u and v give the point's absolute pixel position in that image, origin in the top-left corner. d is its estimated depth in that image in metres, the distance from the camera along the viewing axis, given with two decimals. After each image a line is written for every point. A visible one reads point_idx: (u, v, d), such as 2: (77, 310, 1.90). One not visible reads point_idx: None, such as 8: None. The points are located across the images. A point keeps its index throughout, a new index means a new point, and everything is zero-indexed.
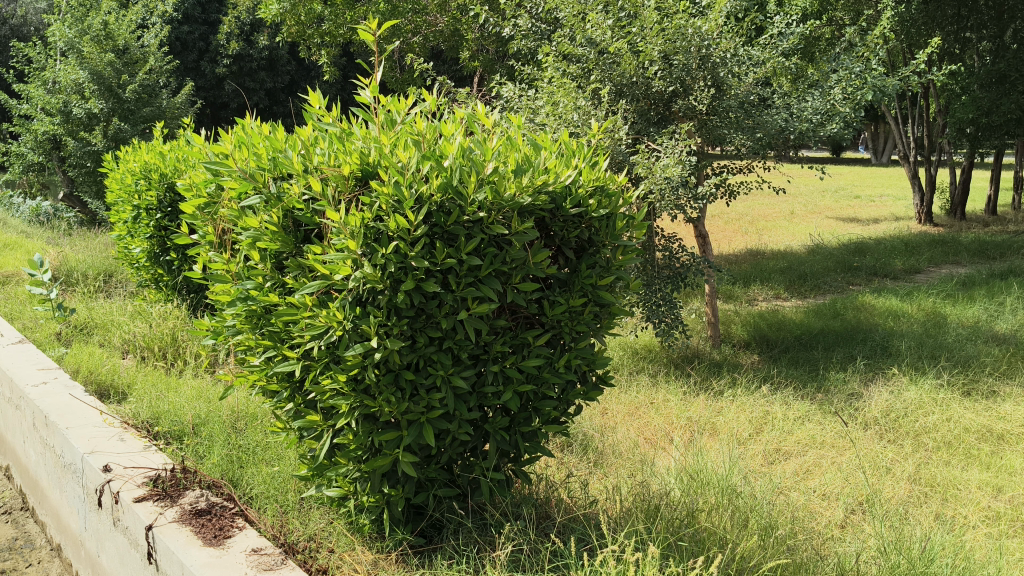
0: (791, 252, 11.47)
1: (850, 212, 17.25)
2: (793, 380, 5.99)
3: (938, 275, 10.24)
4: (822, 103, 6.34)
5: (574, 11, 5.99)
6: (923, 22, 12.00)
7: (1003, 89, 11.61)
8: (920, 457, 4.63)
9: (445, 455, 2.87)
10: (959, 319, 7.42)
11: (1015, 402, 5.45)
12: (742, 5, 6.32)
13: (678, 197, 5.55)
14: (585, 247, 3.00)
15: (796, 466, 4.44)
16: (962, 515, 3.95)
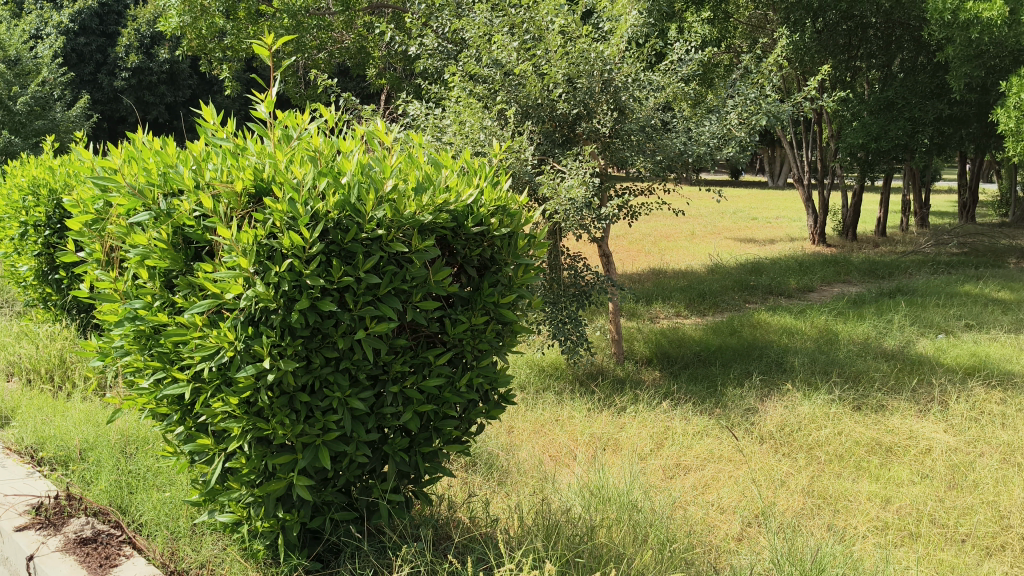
0: (691, 271, 11.74)
1: (747, 233, 17.81)
2: (693, 396, 6.11)
3: (830, 293, 10.65)
4: (719, 128, 6.46)
5: (479, 33, 5.97)
6: (816, 50, 12.33)
7: (892, 116, 12.04)
8: (813, 470, 4.77)
9: (342, 478, 2.80)
10: (849, 337, 7.71)
11: (902, 416, 5.68)
12: (643, 30, 6.42)
13: (582, 217, 5.61)
14: (487, 265, 2.99)
15: (695, 481, 4.52)
16: (852, 526, 4.08)
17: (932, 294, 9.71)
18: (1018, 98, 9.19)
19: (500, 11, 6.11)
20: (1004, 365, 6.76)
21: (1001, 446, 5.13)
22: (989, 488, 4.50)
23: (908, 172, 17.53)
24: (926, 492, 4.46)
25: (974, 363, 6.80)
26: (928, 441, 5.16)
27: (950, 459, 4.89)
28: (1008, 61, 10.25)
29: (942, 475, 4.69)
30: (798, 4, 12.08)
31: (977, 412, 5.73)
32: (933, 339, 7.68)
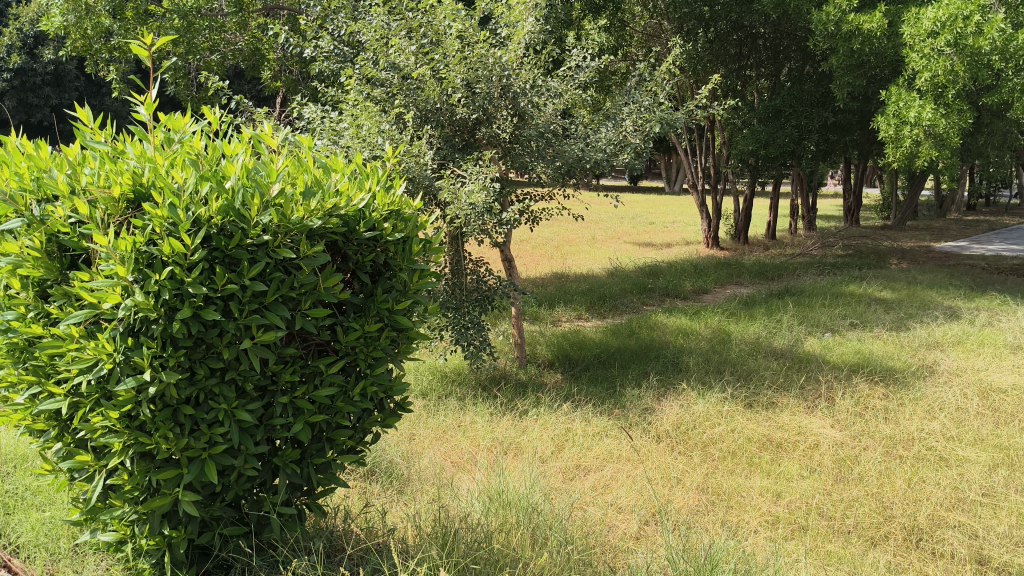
0: (593, 275, 11.87)
1: (646, 237, 18.17)
2: (592, 397, 6.18)
3: (723, 295, 10.94)
4: (615, 134, 6.50)
5: (376, 36, 5.88)
6: (707, 59, 12.67)
7: (779, 124, 12.45)
8: (707, 467, 4.88)
9: (231, 492, 2.71)
10: (741, 336, 7.93)
11: (791, 412, 5.88)
12: (540, 36, 6.44)
13: (483, 222, 5.59)
14: (381, 271, 2.95)
15: (594, 482, 4.56)
16: (745, 522, 4.18)
17: (818, 294, 10.08)
18: (897, 106, 9.64)
19: (397, 14, 6.05)
20: (885, 362, 7.07)
21: (884, 439, 5.36)
22: (874, 480, 4.68)
23: (795, 177, 18.18)
24: (815, 486, 4.62)
25: (859, 360, 7.08)
26: (816, 436, 5.35)
27: (836, 453, 5.08)
28: (887, 71, 10.74)
29: (829, 469, 4.86)
30: (690, 14, 12.38)
31: (860, 407, 5.96)
32: (820, 338, 7.97)
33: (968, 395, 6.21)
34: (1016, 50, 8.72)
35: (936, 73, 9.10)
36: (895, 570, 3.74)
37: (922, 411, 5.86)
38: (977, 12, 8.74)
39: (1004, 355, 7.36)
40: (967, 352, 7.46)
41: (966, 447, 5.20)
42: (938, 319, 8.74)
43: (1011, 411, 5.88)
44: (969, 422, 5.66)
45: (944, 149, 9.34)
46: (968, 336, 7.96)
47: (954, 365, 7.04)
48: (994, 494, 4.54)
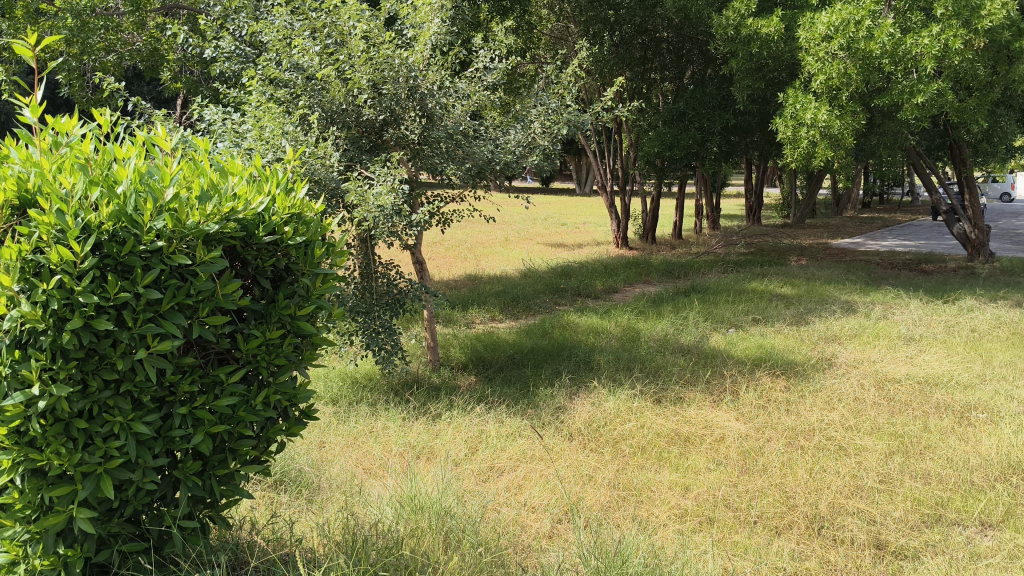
0: (505, 276, 11.90)
1: (558, 238, 18.32)
2: (505, 398, 6.19)
3: (633, 294, 11.11)
4: (523, 136, 6.58)
5: (279, 36, 5.78)
6: (614, 63, 12.95)
7: (683, 125, 12.71)
8: (618, 463, 4.94)
9: (129, 507, 2.62)
10: (650, 334, 8.06)
11: (698, 407, 6.01)
12: (446, 38, 6.43)
13: (392, 224, 5.54)
14: (282, 276, 2.90)
15: (507, 483, 4.58)
16: (654, 515, 4.25)
17: (723, 291, 10.34)
18: (793, 108, 9.96)
19: (300, 14, 5.95)
20: (787, 356, 7.29)
21: (786, 430, 5.53)
22: (777, 470, 4.83)
23: (700, 177, 18.60)
24: (721, 478, 4.73)
25: (761, 354, 7.28)
26: (721, 430, 5.49)
27: (741, 446, 5.21)
28: (785, 75, 11.22)
29: (734, 461, 4.98)
30: (596, 17, 12.57)
31: (764, 400, 6.14)
32: (725, 334, 8.17)
33: (864, 386, 6.46)
34: (905, 54, 8.99)
35: (830, 76, 9.45)
36: (797, 557, 3.86)
37: (821, 402, 6.07)
38: (868, 18, 9.19)
39: (898, 346, 7.68)
40: (864, 344, 7.75)
41: (864, 436, 5.41)
42: (836, 313, 9.06)
43: (904, 400, 6.14)
44: (866, 412, 5.88)
45: (839, 149, 9.70)
46: (864, 329, 8.28)
47: (851, 357, 7.31)
48: (890, 481, 4.72)
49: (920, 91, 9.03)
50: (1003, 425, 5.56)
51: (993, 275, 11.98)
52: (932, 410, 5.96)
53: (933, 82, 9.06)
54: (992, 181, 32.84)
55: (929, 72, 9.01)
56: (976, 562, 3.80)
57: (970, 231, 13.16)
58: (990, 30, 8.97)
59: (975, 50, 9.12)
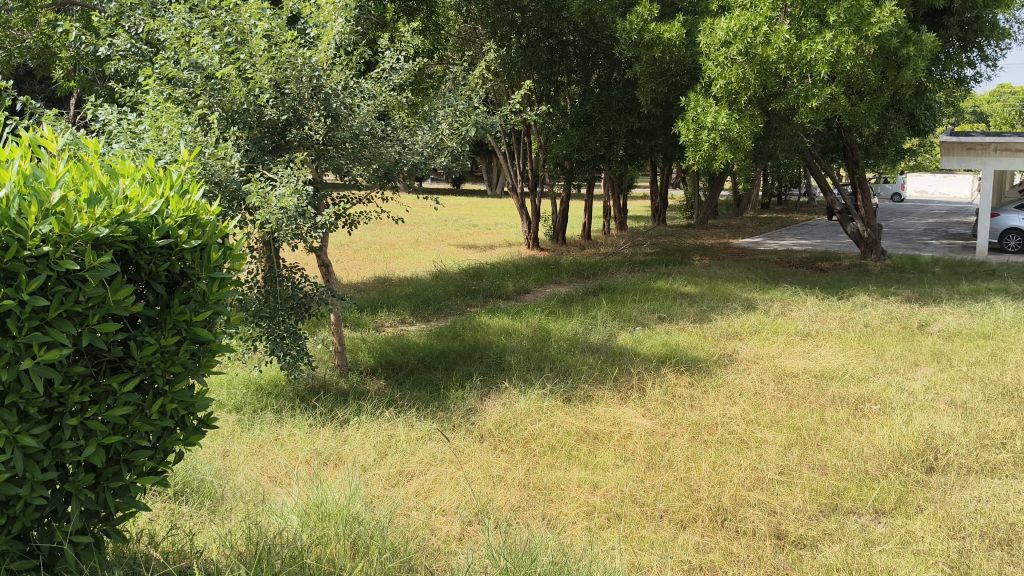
0: (415, 278, 11.83)
1: (468, 239, 18.30)
2: (415, 401, 6.14)
3: (543, 294, 11.19)
4: (431, 137, 6.55)
5: (176, 33, 5.62)
6: (521, 64, 12.96)
7: (590, 128, 12.85)
8: (528, 463, 4.97)
9: (17, 523, 2.49)
10: (560, 334, 8.13)
11: (607, 404, 6.09)
12: (351, 38, 6.37)
13: (297, 226, 5.44)
14: (177, 281, 2.82)
15: (417, 487, 4.55)
16: (564, 514, 4.28)
17: (630, 291, 10.50)
18: (695, 112, 10.18)
19: (199, 12, 5.80)
20: (691, 352, 7.46)
21: (690, 425, 5.66)
22: (682, 465, 4.93)
23: (608, 179, 18.84)
24: (628, 474, 4.80)
25: (666, 352, 7.43)
26: (628, 426, 5.58)
27: (648, 441, 5.30)
28: (687, 79, 11.50)
29: (641, 457, 5.06)
30: (503, 19, 12.64)
31: (669, 396, 6.27)
32: (632, 332, 8.31)
33: (764, 380, 6.66)
34: (800, 59, 9.30)
35: (729, 80, 9.72)
36: (702, 549, 3.95)
37: (723, 397, 6.24)
38: (765, 23, 9.41)
39: (795, 341, 7.93)
40: (764, 340, 7.99)
41: (764, 429, 5.57)
42: (738, 311, 9.31)
43: (802, 393, 6.35)
44: (766, 405, 6.06)
45: (739, 151, 9.97)
46: (764, 326, 8.53)
47: (751, 353, 7.53)
48: (789, 471, 4.87)
49: (815, 95, 9.40)
50: (894, 416, 5.80)
51: (884, 272, 12.50)
52: (829, 403, 6.18)
53: (826, 86, 9.43)
54: (884, 182, 34.22)
55: (823, 77, 9.35)
56: (870, 548, 3.95)
57: (862, 231, 13.68)
58: (880, 37, 9.33)
59: (866, 56, 9.48)
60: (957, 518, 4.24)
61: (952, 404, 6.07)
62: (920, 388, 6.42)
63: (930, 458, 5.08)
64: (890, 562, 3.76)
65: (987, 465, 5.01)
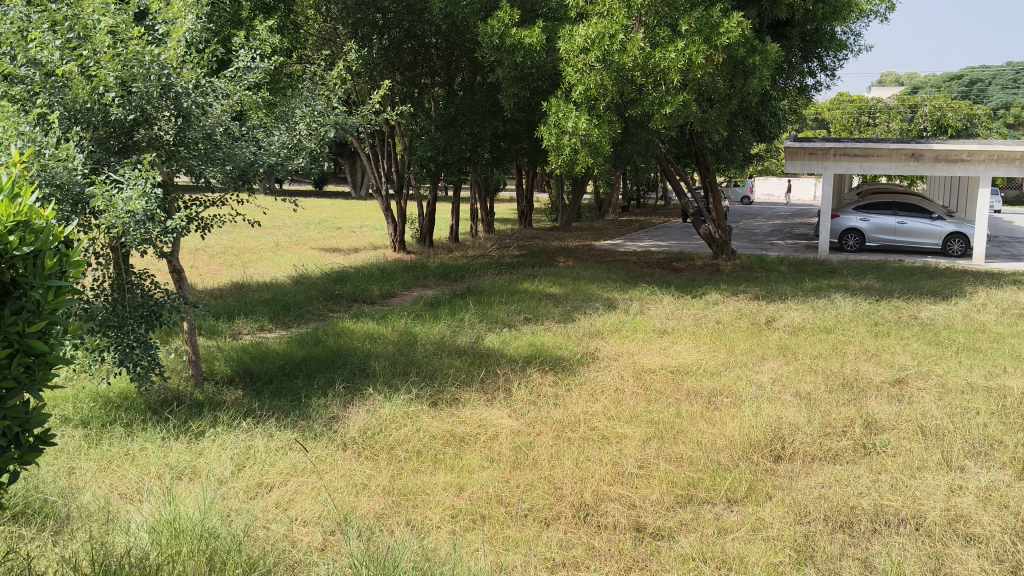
0: (276, 283, 11.52)
1: (331, 243, 17.99)
2: (275, 411, 5.96)
3: (409, 298, 11.13)
4: (288, 137, 6.44)
5: (12, 28, 5.30)
6: (383, 66, 12.85)
7: (454, 131, 12.86)
8: (393, 469, 4.92)
9: None
10: (425, 338, 8.10)
11: (473, 406, 6.11)
12: (203, 35, 6.17)
13: (146, 231, 5.21)
14: (8, 290, 2.64)
15: (276, 498, 4.44)
16: (428, 518, 4.26)
17: (497, 293, 10.59)
18: (556, 117, 10.34)
19: (38, 6, 5.50)
20: (555, 352, 7.59)
21: (554, 424, 5.75)
22: (546, 463, 5.00)
23: (474, 182, 18.93)
24: (493, 475, 4.83)
25: (532, 352, 7.53)
26: (494, 427, 5.62)
27: (513, 441, 5.36)
28: (548, 84, 11.69)
29: (506, 457, 5.10)
30: (364, 19, 12.54)
31: (534, 396, 6.35)
32: (498, 334, 8.37)
33: (624, 377, 6.86)
34: (654, 67, 9.61)
35: (589, 86, 9.91)
36: (565, 545, 4.02)
37: (586, 394, 6.39)
38: (621, 32, 9.66)
39: (653, 339, 8.19)
40: (623, 339, 8.20)
41: (624, 424, 5.73)
42: (600, 310, 9.54)
43: (658, 389, 6.56)
44: (626, 402, 6.22)
45: (598, 156, 10.20)
46: (624, 324, 8.76)
47: (612, 351, 7.74)
48: (648, 465, 5.03)
49: (668, 102, 9.73)
50: (744, 407, 6.07)
51: (736, 271, 13.05)
52: (684, 397, 6.40)
53: (679, 94, 9.80)
54: (735, 186, 35.75)
55: (676, 84, 9.71)
56: (723, 536, 4.13)
57: (715, 232, 14.23)
58: (727, 47, 9.78)
59: (716, 64, 9.95)
60: (803, 504, 4.48)
61: (797, 395, 6.41)
62: (768, 381, 6.75)
63: (777, 447, 5.35)
64: (742, 550, 3.93)
65: (829, 451, 5.31)
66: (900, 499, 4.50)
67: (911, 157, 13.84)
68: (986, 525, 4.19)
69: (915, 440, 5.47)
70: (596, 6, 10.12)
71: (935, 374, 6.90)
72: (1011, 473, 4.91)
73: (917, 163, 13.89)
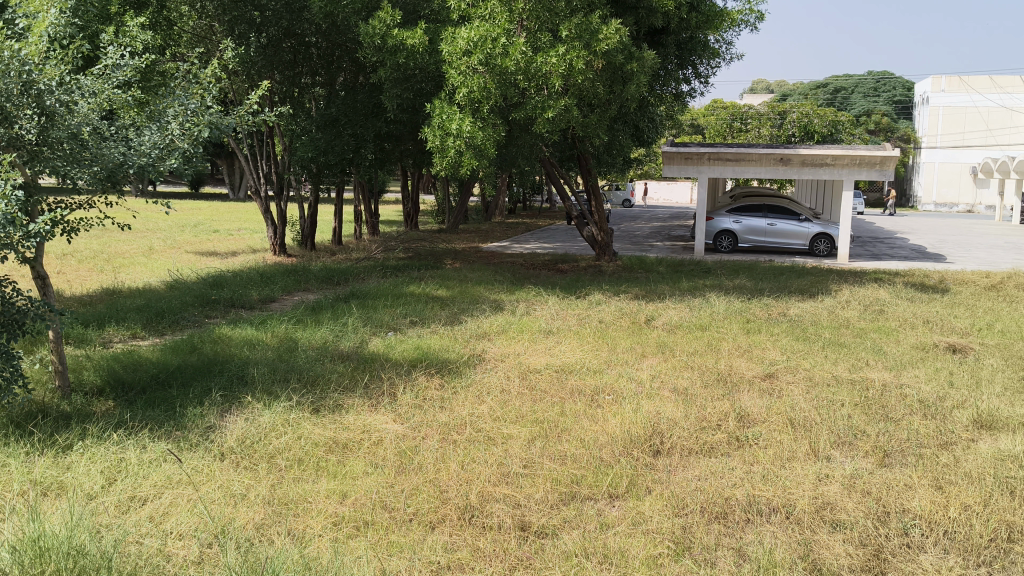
0: (149, 289, 11.10)
1: (208, 246, 17.46)
2: (148, 422, 5.75)
3: (290, 303, 10.90)
4: (159, 137, 6.16)
5: None
6: (262, 65, 12.59)
7: (336, 132, 12.69)
8: (273, 478, 4.82)
9: None
10: (307, 343, 7.97)
11: (357, 412, 6.04)
12: (67, 30, 5.90)
13: (6, 235, 4.93)
14: None
15: (150, 512, 4.29)
16: (309, 526, 4.18)
17: (380, 296, 10.50)
18: (440, 118, 10.32)
19: None
20: (441, 355, 7.58)
21: (439, 427, 5.75)
22: (431, 467, 5.00)
23: (356, 184, 18.70)
24: (377, 481, 4.79)
25: (417, 355, 7.50)
26: (378, 433, 5.57)
27: (397, 446, 5.33)
28: (431, 86, 11.66)
29: (390, 463, 5.07)
30: (240, 17, 12.20)
31: (420, 400, 6.33)
32: (383, 338, 8.29)
33: (510, 378, 6.92)
34: (536, 71, 9.76)
35: (472, 89, 9.89)
36: (450, 548, 4.02)
37: (472, 397, 6.41)
38: (503, 35, 9.73)
39: (539, 339, 8.29)
40: (510, 340, 8.27)
41: (510, 425, 5.79)
42: (486, 312, 9.59)
43: (544, 388, 6.65)
44: (511, 402, 6.28)
45: (483, 158, 10.23)
46: (510, 325, 8.85)
47: (498, 352, 7.80)
48: (532, 465, 5.09)
49: (550, 106, 9.86)
50: (625, 404, 6.21)
51: (618, 272, 13.34)
52: (568, 396, 6.49)
53: (561, 98, 9.95)
54: (617, 190, 36.54)
55: (558, 89, 9.85)
56: (605, 532, 4.21)
57: (597, 234, 14.48)
58: (607, 53, 10.01)
59: (595, 70, 10.16)
60: (680, 497, 4.63)
61: (675, 391, 6.61)
62: (648, 377, 6.94)
63: (656, 442, 5.50)
64: (622, 544, 4.03)
65: (705, 445, 5.50)
66: (771, 489, 4.70)
67: (779, 162, 14.45)
68: (850, 511, 4.42)
69: (785, 431, 5.72)
70: (478, 9, 10.14)
71: (804, 368, 7.23)
72: (873, 461, 5.19)
73: (785, 167, 14.50)
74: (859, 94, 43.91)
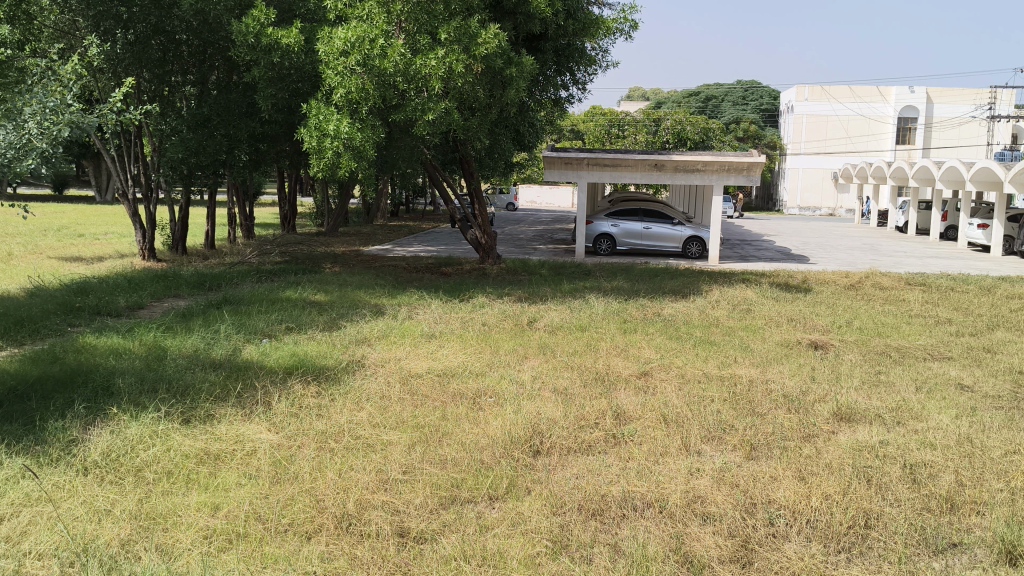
0: (5, 297, 10.51)
1: (71, 251, 16.65)
2: (4, 437, 5.45)
3: (159, 310, 10.54)
4: (15, 137, 5.85)
5: None
6: (129, 62, 12.13)
7: (207, 132, 12.31)
8: (139, 492, 4.66)
9: None
10: (177, 351, 7.72)
11: (230, 422, 5.89)
12: None
13: None
14: None
15: (7, 532, 4.09)
16: (178, 540, 4.07)
17: (255, 302, 10.26)
18: (317, 119, 10.16)
19: None
20: (319, 361, 7.48)
21: (317, 435, 5.67)
22: (307, 476, 4.92)
23: (230, 185, 18.17)
24: (252, 491, 4.69)
25: (294, 362, 7.37)
26: (252, 443, 5.44)
27: (272, 456, 5.24)
28: (308, 87, 11.43)
29: (265, 473, 4.97)
30: (106, 13, 11.68)
31: (296, 408, 6.21)
32: (258, 345, 8.11)
33: (391, 383, 6.88)
34: (415, 74, 9.75)
35: (350, 90, 9.77)
36: (327, 558, 3.98)
37: (351, 403, 6.34)
38: (381, 37, 9.67)
39: (420, 343, 8.27)
40: (391, 344, 8.23)
41: (389, 431, 5.77)
42: (366, 317, 9.51)
43: (424, 393, 6.64)
44: (391, 408, 6.25)
45: (362, 160, 10.13)
46: (391, 330, 8.79)
47: (379, 357, 7.75)
48: (412, 470, 5.08)
49: (429, 109, 9.88)
50: (505, 406, 6.28)
51: (500, 275, 13.45)
52: (449, 399, 6.52)
53: (440, 101, 9.97)
54: (499, 194, 36.74)
55: (437, 91, 9.86)
56: (484, 533, 4.25)
57: (480, 237, 14.49)
58: (485, 57, 10.07)
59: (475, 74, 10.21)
60: (558, 496, 4.71)
61: (554, 391, 6.72)
62: (528, 379, 7.03)
63: (535, 443, 5.57)
64: (501, 545, 4.07)
65: (582, 443, 5.61)
66: (644, 485, 4.83)
67: (654, 167, 14.85)
68: (719, 504, 4.60)
69: (659, 428, 5.90)
70: (355, 10, 10.08)
71: (676, 366, 7.47)
72: (741, 455, 5.41)
73: (660, 172, 14.90)
74: (729, 101, 45.66)
